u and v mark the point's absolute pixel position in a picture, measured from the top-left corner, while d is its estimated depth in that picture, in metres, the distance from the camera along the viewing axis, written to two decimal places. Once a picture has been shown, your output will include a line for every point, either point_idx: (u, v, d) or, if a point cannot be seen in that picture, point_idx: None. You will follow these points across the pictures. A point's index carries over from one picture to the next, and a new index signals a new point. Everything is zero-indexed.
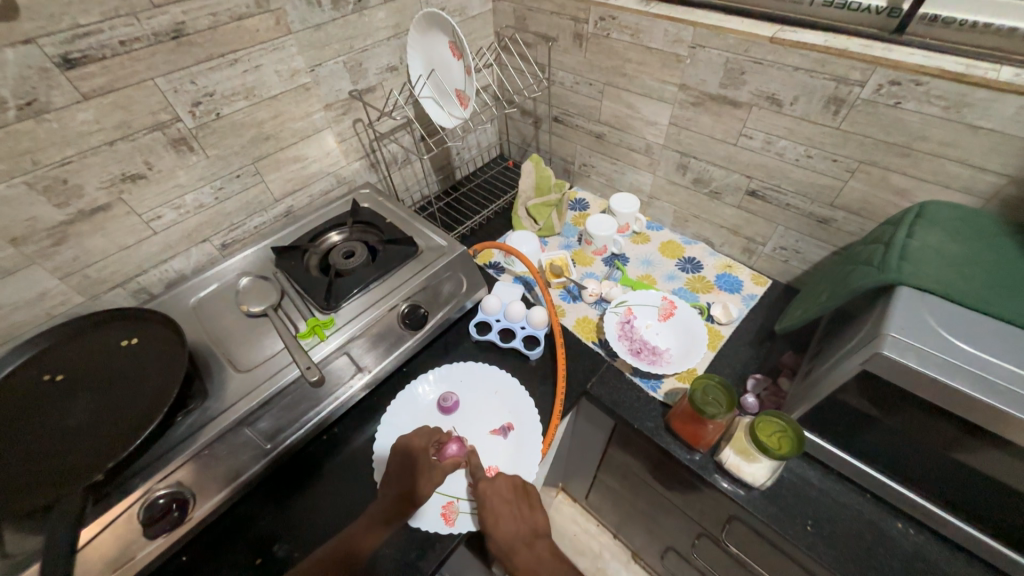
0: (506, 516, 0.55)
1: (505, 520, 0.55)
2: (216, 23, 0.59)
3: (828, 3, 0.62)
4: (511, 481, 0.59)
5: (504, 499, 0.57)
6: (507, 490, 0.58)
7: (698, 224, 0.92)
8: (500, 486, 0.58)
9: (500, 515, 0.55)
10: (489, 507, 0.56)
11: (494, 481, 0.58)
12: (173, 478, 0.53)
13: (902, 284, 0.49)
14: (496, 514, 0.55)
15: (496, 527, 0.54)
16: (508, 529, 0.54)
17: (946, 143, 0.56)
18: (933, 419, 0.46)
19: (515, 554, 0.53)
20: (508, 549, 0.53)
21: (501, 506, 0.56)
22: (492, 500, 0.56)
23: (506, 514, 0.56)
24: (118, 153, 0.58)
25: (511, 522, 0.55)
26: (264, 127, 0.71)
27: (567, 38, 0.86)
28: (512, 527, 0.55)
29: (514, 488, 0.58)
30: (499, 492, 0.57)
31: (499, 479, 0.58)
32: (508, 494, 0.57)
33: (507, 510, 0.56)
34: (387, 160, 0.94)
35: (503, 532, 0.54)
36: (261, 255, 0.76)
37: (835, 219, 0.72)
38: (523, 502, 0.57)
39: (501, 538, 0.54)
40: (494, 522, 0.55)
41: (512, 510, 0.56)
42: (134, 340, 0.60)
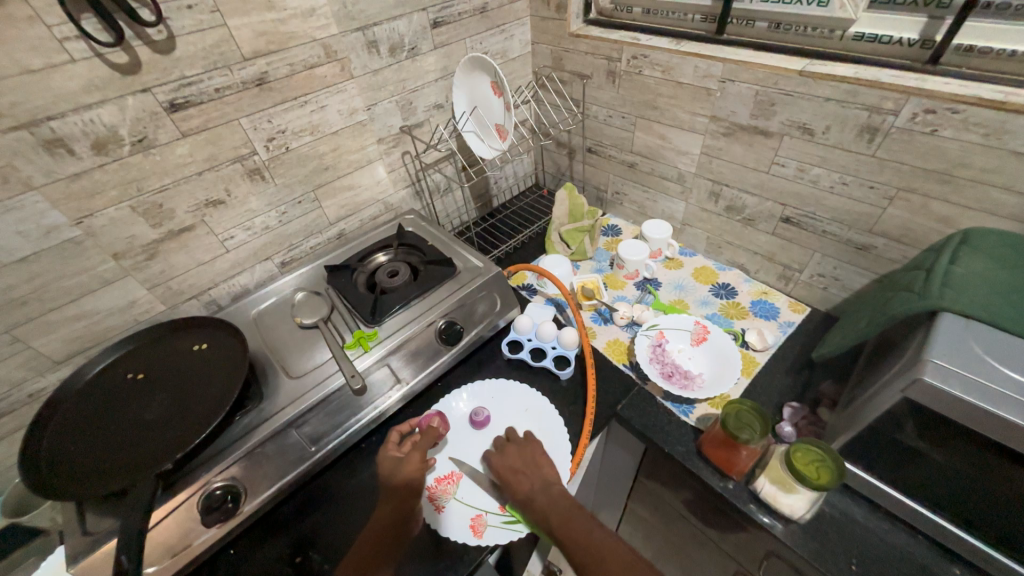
0: (522, 473, 0.60)
1: (520, 479, 0.59)
2: (291, 71, 0.68)
3: (859, 38, 0.63)
4: (521, 449, 0.63)
5: (516, 466, 0.61)
6: (518, 455, 0.62)
7: (732, 251, 0.93)
8: (512, 454, 0.63)
9: (517, 471, 0.60)
10: (504, 473, 0.61)
11: (506, 454, 0.63)
12: (228, 473, 0.57)
13: (945, 310, 0.48)
14: (512, 477, 0.60)
15: (512, 489, 0.59)
16: (523, 483, 0.58)
17: (990, 170, 0.55)
18: (987, 454, 0.44)
19: (533, 500, 0.56)
20: (527, 499, 0.57)
21: (515, 470, 0.61)
22: (506, 467, 0.61)
23: (523, 474, 0.60)
24: (204, 182, 0.67)
25: (524, 478, 0.59)
26: (325, 158, 0.80)
27: (600, 75, 0.92)
28: (528, 484, 0.58)
29: (518, 451, 0.63)
30: (511, 460, 0.62)
31: (509, 447, 0.64)
32: (520, 457, 0.62)
33: (519, 474, 0.60)
34: (430, 188, 1.01)
35: (524, 487, 0.58)
36: (315, 273, 0.84)
37: (876, 246, 0.71)
38: (533, 462, 0.61)
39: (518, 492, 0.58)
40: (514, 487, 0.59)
41: (525, 465, 0.61)
42: (203, 345, 0.67)
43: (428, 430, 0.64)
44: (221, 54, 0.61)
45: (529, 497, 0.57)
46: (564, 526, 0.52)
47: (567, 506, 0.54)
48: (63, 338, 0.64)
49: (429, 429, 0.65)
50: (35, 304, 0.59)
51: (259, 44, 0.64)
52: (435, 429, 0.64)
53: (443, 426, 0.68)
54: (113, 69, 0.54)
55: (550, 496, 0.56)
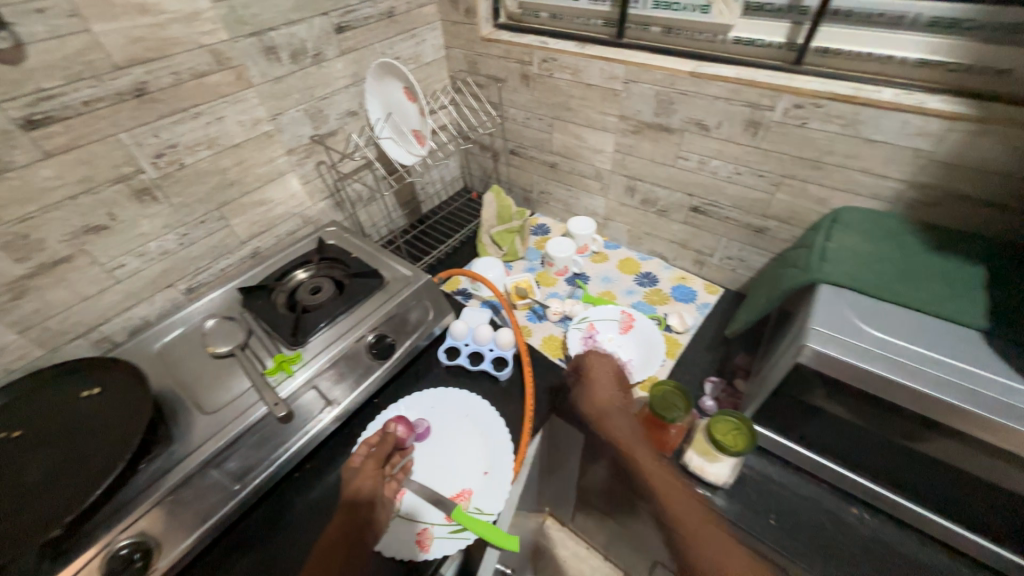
0: (609, 387, 0.67)
1: (603, 391, 0.67)
2: (177, 80, 0.63)
3: (737, 41, 0.70)
4: (612, 366, 0.72)
5: (606, 377, 0.69)
6: (608, 372, 0.71)
7: (651, 241, 0.98)
8: (607, 367, 0.71)
9: (594, 385, 0.68)
10: (596, 380, 0.69)
11: (602, 363, 0.71)
12: (136, 527, 0.51)
13: (822, 282, 0.55)
14: (599, 383, 0.68)
15: (592, 391, 0.68)
16: (607, 399, 0.66)
17: (850, 156, 0.63)
18: (866, 403, 0.50)
19: (607, 418, 0.63)
20: (600, 416, 0.64)
21: (603, 380, 0.69)
22: (597, 375, 0.69)
23: (602, 386, 0.68)
24: (80, 207, 0.60)
25: (612, 394, 0.67)
26: (228, 173, 0.74)
27: (515, 79, 0.93)
28: (607, 399, 0.66)
29: (607, 367, 0.71)
30: (601, 373, 0.70)
31: (603, 359, 0.72)
32: (609, 371, 0.71)
33: (613, 389, 0.67)
34: (352, 198, 0.97)
35: (602, 403, 0.66)
36: (228, 297, 0.77)
37: (769, 228, 0.78)
38: (620, 383, 0.69)
39: (593, 406, 0.65)
40: (601, 400, 0.66)
41: (604, 382, 0.68)
42: (95, 390, 0.60)
43: (383, 441, 0.63)
44: (87, 63, 0.55)
45: (605, 418, 0.63)
46: (631, 451, 0.60)
47: (639, 442, 0.60)
48: None
49: (383, 439, 0.63)
50: None
51: (134, 51, 0.58)
52: (386, 438, 0.63)
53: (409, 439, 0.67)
54: None
55: (625, 427, 0.62)
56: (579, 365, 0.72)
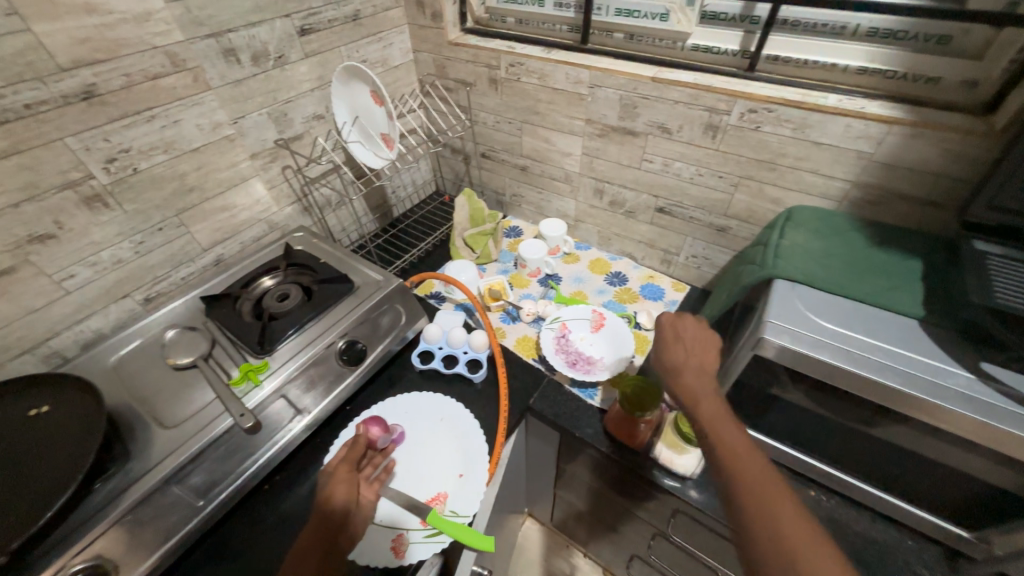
0: (677, 349, 0.56)
1: (679, 352, 0.56)
2: (129, 83, 0.60)
3: (695, 48, 0.73)
4: (697, 326, 0.59)
5: (685, 338, 0.57)
6: (687, 336, 0.57)
7: (621, 241, 1.01)
8: (686, 329, 0.58)
9: (671, 346, 0.57)
10: (670, 338, 0.57)
11: (682, 325, 0.58)
12: (91, 551, 0.49)
13: (777, 277, 0.58)
14: (670, 347, 0.57)
15: (666, 352, 0.57)
16: (680, 354, 0.55)
17: (801, 158, 0.67)
18: (819, 391, 0.53)
19: (685, 372, 0.53)
20: (676, 369, 0.54)
21: (678, 343, 0.57)
22: (673, 337, 0.57)
23: (679, 351, 0.56)
24: (23, 215, 0.57)
25: (681, 355, 0.55)
26: (187, 178, 0.72)
27: (483, 83, 0.94)
28: (680, 357, 0.55)
29: (697, 331, 0.58)
30: (684, 332, 0.58)
31: (686, 319, 0.59)
32: (688, 335, 0.58)
33: (687, 351, 0.56)
34: (320, 203, 0.95)
35: (675, 363, 0.54)
36: (189, 306, 0.75)
37: (730, 227, 0.82)
38: (702, 346, 0.56)
39: (670, 360, 0.55)
40: (672, 358, 0.55)
41: (675, 344, 0.57)
42: (44, 408, 0.56)
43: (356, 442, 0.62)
44: (28, 64, 0.52)
45: (678, 370, 0.54)
46: (695, 403, 0.50)
47: (710, 395, 0.50)
48: None
49: (356, 441, 0.62)
50: None
51: (81, 52, 0.55)
52: (358, 438, 0.62)
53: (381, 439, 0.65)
54: None
55: (700, 381, 0.52)
56: (657, 333, 0.59)
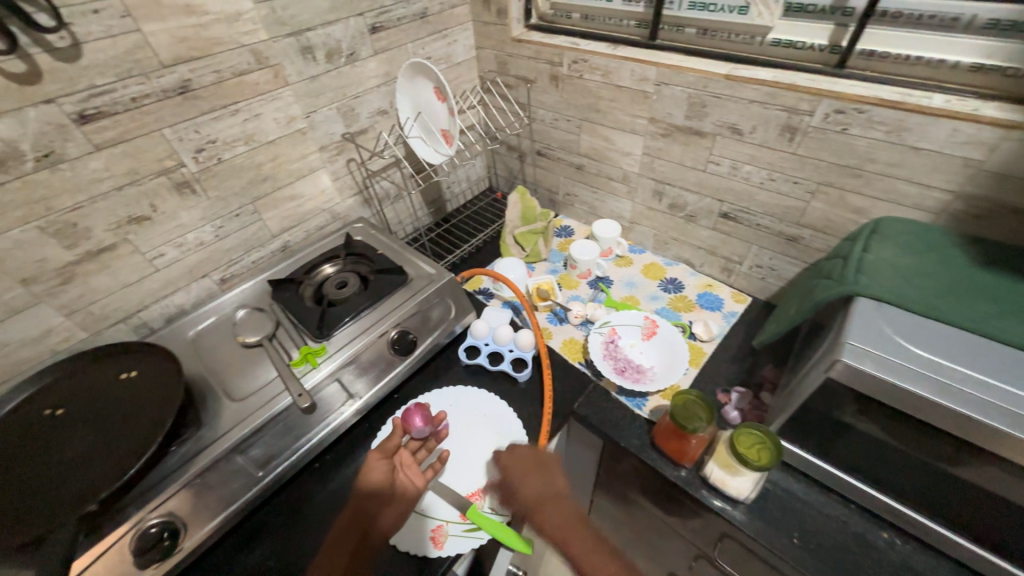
0: (532, 478, 0.60)
1: (530, 483, 0.60)
2: (219, 79, 0.65)
3: (777, 44, 0.68)
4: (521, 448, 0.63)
5: (524, 463, 0.61)
6: (530, 465, 0.61)
7: (678, 246, 0.96)
8: (521, 454, 0.62)
9: (524, 478, 0.60)
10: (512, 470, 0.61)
11: (513, 452, 0.63)
12: (165, 508, 0.54)
13: (860, 295, 0.52)
14: (523, 475, 0.61)
15: (523, 484, 0.60)
16: (535, 486, 0.59)
17: (893, 164, 0.60)
18: (902, 424, 0.48)
19: (547, 508, 0.57)
20: (536, 505, 0.58)
21: (525, 468, 0.61)
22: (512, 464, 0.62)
23: (531, 478, 0.60)
24: (125, 198, 0.63)
25: (535, 486, 0.59)
26: (263, 169, 0.76)
27: (544, 80, 0.93)
28: (535, 487, 0.59)
29: (533, 456, 0.62)
30: (518, 459, 0.62)
31: (519, 447, 0.63)
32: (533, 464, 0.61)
33: (529, 478, 0.60)
34: (379, 196, 0.99)
35: (524, 491, 0.59)
36: (257, 289, 0.80)
37: (803, 237, 0.76)
38: (535, 471, 0.61)
39: (530, 495, 0.58)
40: (523, 487, 0.60)
41: (533, 473, 0.61)
42: (132, 373, 0.62)
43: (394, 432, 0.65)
44: (136, 61, 0.57)
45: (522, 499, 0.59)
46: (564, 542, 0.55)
47: (574, 531, 0.55)
48: None
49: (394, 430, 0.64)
50: None
51: (180, 50, 0.60)
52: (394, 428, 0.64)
53: (424, 427, 0.66)
54: (9, 78, 0.50)
55: (560, 517, 0.56)
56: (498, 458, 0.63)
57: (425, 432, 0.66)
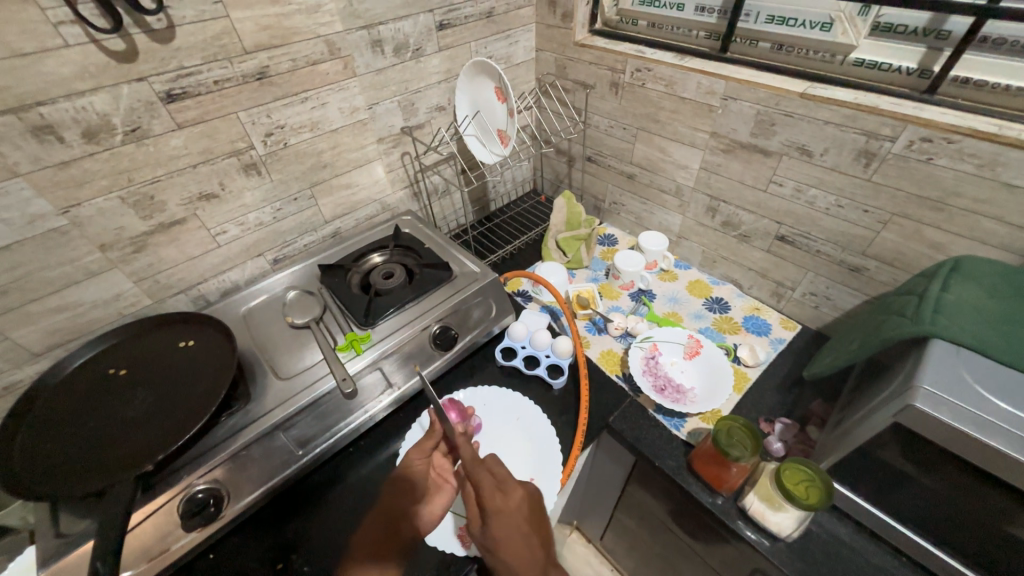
0: (516, 534, 0.48)
1: (513, 541, 0.48)
2: (294, 67, 0.67)
3: (859, 64, 0.65)
4: (507, 486, 0.53)
5: (512, 514, 0.50)
6: (521, 517, 0.50)
7: (726, 266, 0.94)
8: (512, 501, 0.51)
9: (506, 533, 0.48)
10: (499, 518, 0.49)
11: (507, 495, 0.52)
12: (212, 475, 0.56)
13: (936, 337, 0.49)
14: (509, 525, 0.49)
15: (502, 539, 0.48)
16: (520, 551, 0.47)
17: (981, 200, 0.56)
18: (974, 480, 0.45)
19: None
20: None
21: (512, 523, 0.49)
22: (501, 512, 0.50)
23: (520, 530, 0.48)
24: (198, 175, 0.66)
25: (523, 546, 0.47)
26: (323, 156, 0.78)
27: (604, 86, 0.92)
28: (523, 546, 0.47)
29: (527, 509, 0.51)
30: (505, 510, 0.50)
31: (513, 492, 0.52)
32: (526, 515, 0.51)
33: (514, 535, 0.48)
34: (428, 190, 1.00)
35: (511, 548, 0.47)
36: (307, 272, 0.82)
37: (868, 268, 0.72)
38: (528, 526, 0.50)
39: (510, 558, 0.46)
40: (506, 542, 0.47)
41: (521, 530, 0.49)
42: (190, 342, 0.65)
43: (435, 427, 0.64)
44: (222, 46, 0.60)
45: (502, 557, 0.46)
46: None
47: None
48: (43, 330, 0.62)
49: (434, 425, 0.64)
50: (14, 294, 0.57)
51: (262, 38, 0.62)
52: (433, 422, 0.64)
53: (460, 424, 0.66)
54: (109, 56, 0.53)
55: None
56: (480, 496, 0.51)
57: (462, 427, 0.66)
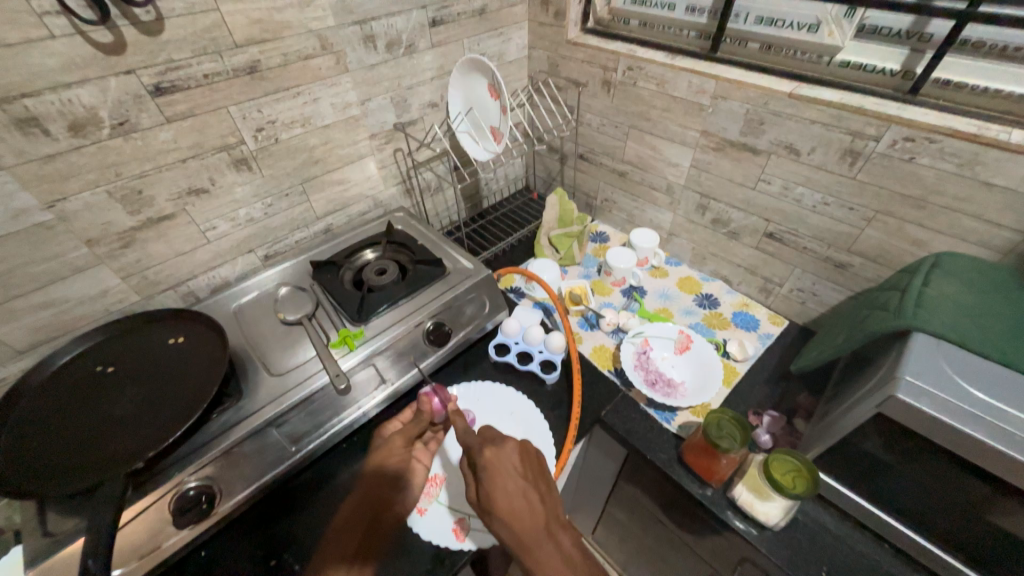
0: (510, 490, 0.49)
1: (508, 494, 0.49)
2: (285, 61, 0.67)
3: (844, 65, 0.66)
4: (505, 445, 0.54)
5: (507, 470, 0.51)
6: (514, 473, 0.51)
7: (716, 262, 0.95)
8: (507, 457, 0.53)
9: (501, 486, 0.49)
10: (494, 475, 0.50)
11: (500, 453, 0.53)
12: (204, 472, 0.55)
13: (917, 331, 0.51)
14: (502, 478, 0.50)
15: (497, 494, 0.49)
16: (516, 502, 0.48)
17: (961, 199, 0.58)
18: (953, 467, 0.46)
19: (530, 531, 0.46)
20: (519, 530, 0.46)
21: (506, 477, 0.50)
22: (495, 468, 0.51)
23: (513, 485, 0.50)
24: (188, 170, 0.65)
25: (518, 499, 0.48)
26: (315, 152, 0.78)
27: (596, 84, 0.93)
28: (520, 500, 0.48)
29: (524, 464, 0.53)
30: (500, 465, 0.51)
31: (506, 449, 0.53)
32: (520, 469, 0.52)
33: (508, 488, 0.49)
34: (421, 187, 1.00)
35: (506, 503, 0.48)
36: (299, 268, 0.81)
37: (853, 264, 0.74)
38: (526, 480, 0.51)
39: (506, 510, 0.47)
40: (500, 497, 0.49)
41: (515, 482, 0.50)
42: (180, 339, 0.65)
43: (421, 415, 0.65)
44: (212, 39, 0.59)
45: (497, 512, 0.48)
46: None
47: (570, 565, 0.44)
48: (28, 327, 0.60)
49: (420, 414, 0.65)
50: None
51: (253, 31, 0.62)
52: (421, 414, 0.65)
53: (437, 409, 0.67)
54: (97, 49, 0.52)
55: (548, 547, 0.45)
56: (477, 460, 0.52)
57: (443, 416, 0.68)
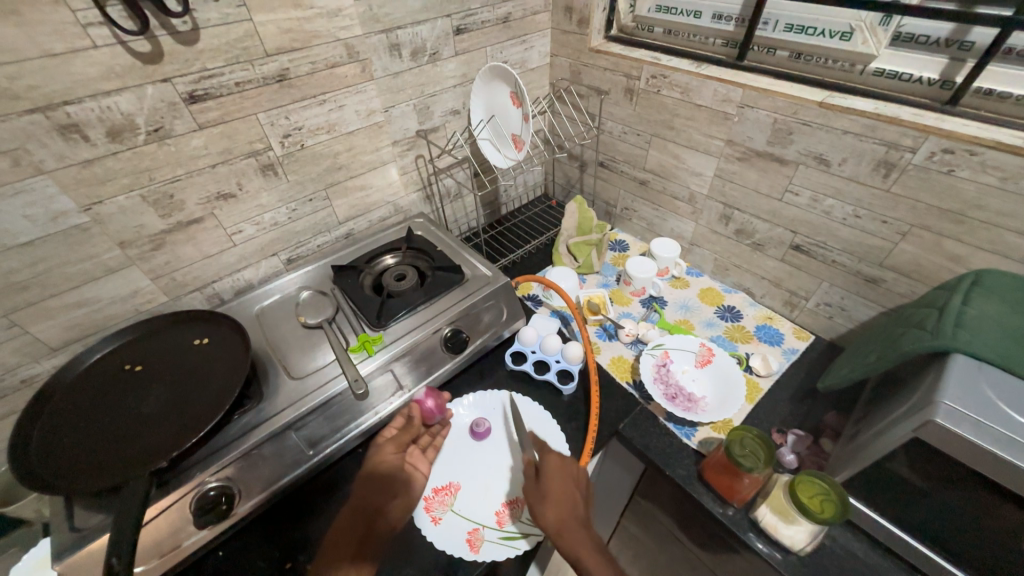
0: (564, 488, 0.56)
1: (561, 491, 0.55)
2: (313, 69, 0.68)
3: (879, 73, 0.64)
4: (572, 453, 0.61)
5: (567, 470, 0.58)
6: (572, 476, 0.58)
7: (739, 274, 0.93)
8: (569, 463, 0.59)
9: (555, 484, 0.56)
10: (552, 471, 0.57)
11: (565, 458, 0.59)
12: (224, 473, 0.56)
13: (957, 352, 0.48)
14: (560, 476, 0.57)
15: (552, 485, 0.56)
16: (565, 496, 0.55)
17: (1004, 214, 0.55)
18: (998, 499, 0.43)
19: (572, 519, 0.53)
20: (561, 517, 0.53)
21: (564, 477, 0.57)
22: (555, 468, 0.57)
23: (568, 484, 0.56)
24: (217, 175, 0.66)
25: (568, 496, 0.55)
26: (339, 158, 0.79)
27: (618, 92, 0.92)
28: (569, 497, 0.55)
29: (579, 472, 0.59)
30: (559, 466, 0.58)
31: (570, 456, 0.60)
32: (577, 476, 0.58)
33: (563, 486, 0.56)
34: (441, 193, 1.00)
35: (558, 495, 0.55)
36: (320, 272, 0.83)
37: (885, 279, 0.71)
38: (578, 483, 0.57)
39: (553, 502, 0.54)
40: (554, 489, 0.55)
41: (568, 483, 0.56)
42: (206, 340, 0.66)
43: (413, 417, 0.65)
44: (244, 49, 0.60)
45: (547, 499, 0.54)
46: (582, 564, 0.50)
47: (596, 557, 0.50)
48: (61, 325, 0.62)
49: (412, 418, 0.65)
50: (35, 290, 0.58)
51: (283, 41, 0.63)
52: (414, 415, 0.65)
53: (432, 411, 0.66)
54: (135, 58, 0.54)
55: (583, 535, 0.52)
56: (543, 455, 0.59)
57: (438, 417, 0.68)
